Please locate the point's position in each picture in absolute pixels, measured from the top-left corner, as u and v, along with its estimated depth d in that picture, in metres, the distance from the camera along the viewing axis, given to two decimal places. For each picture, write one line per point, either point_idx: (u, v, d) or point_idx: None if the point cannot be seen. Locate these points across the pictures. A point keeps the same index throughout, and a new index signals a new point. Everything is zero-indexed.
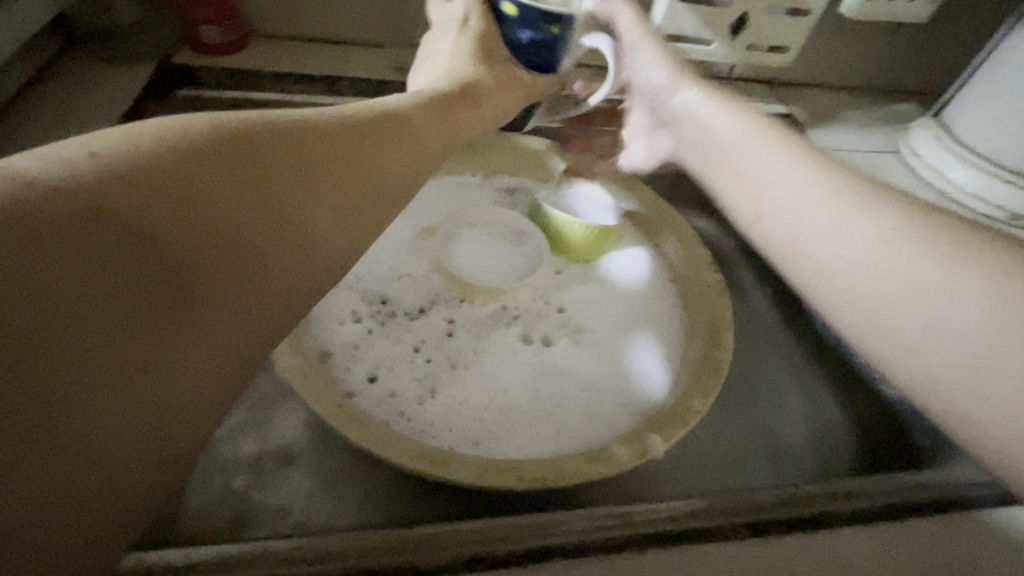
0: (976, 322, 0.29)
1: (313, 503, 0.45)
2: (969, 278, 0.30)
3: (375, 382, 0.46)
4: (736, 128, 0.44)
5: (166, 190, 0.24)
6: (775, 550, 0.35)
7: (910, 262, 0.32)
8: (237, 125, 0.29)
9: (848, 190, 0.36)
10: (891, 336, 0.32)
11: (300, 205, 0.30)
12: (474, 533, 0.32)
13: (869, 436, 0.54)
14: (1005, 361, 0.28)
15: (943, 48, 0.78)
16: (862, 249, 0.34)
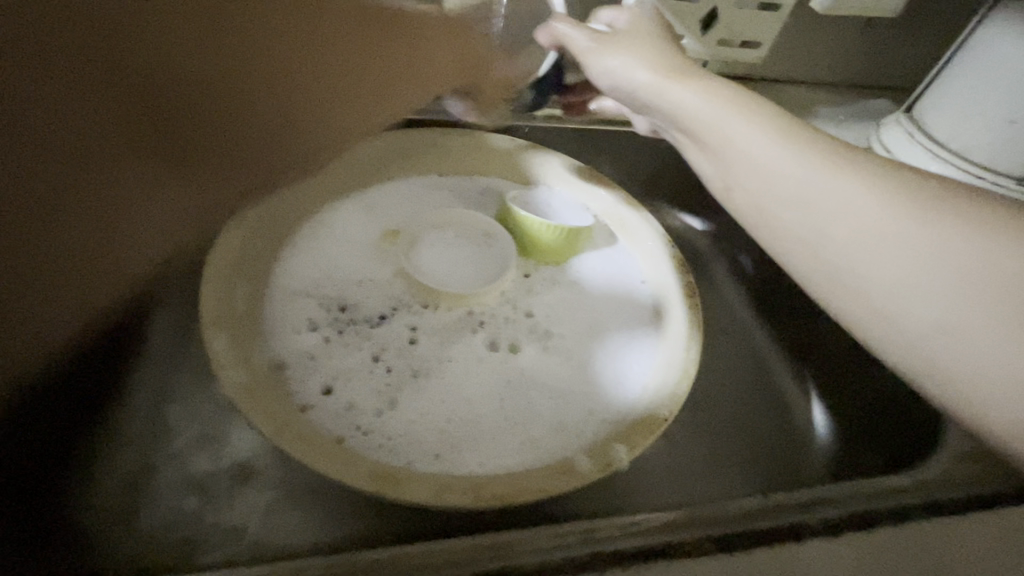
0: (979, 275, 0.33)
1: (269, 520, 0.43)
2: (960, 230, 0.34)
3: (332, 395, 0.44)
4: (705, 112, 0.41)
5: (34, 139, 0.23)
6: (741, 565, 0.33)
7: (910, 223, 0.35)
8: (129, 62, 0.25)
9: (835, 157, 0.38)
10: (903, 298, 0.35)
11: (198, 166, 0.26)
12: (424, 559, 0.31)
13: (843, 437, 0.53)
14: (1002, 307, 0.32)
15: (915, 43, 0.78)
16: (865, 213, 0.36)
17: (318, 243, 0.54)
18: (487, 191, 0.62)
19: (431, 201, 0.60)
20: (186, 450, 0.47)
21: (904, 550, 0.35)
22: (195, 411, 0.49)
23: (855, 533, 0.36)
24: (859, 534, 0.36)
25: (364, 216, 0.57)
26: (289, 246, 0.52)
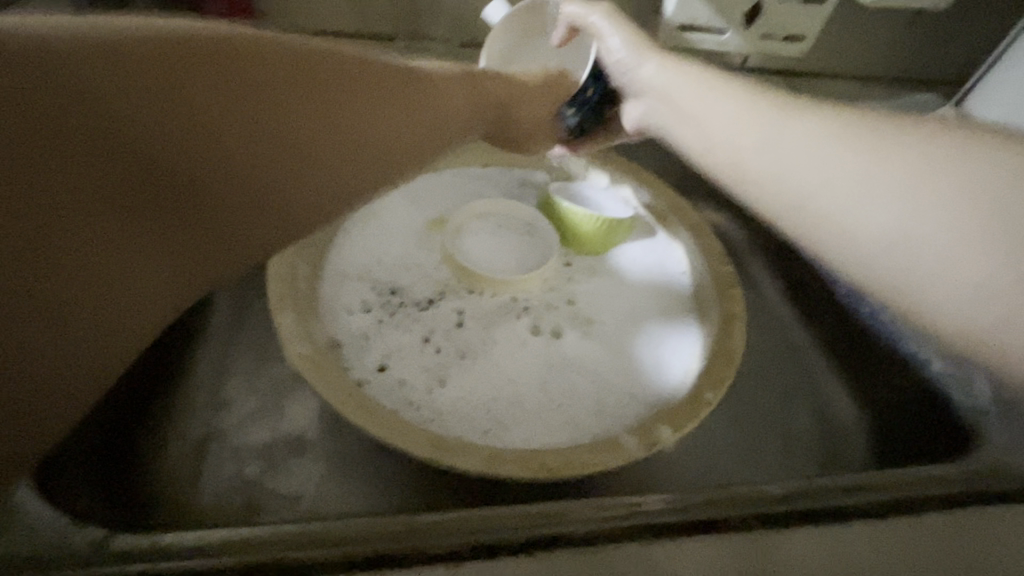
0: (952, 199, 0.30)
1: (322, 491, 0.46)
2: (888, 156, 0.32)
3: (385, 371, 0.47)
4: (676, 81, 0.46)
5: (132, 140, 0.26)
6: (783, 542, 0.34)
7: (866, 162, 0.32)
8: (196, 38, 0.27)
9: (776, 105, 0.38)
10: (878, 242, 0.31)
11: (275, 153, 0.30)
12: (478, 521, 0.33)
13: (883, 429, 0.53)
14: (969, 226, 0.29)
15: (964, 35, 0.76)
16: (796, 158, 0.35)
17: (369, 230, 0.56)
18: (528, 183, 0.64)
19: (474, 193, 0.62)
20: (245, 423, 0.49)
21: (948, 538, 0.36)
22: (251, 388, 0.52)
23: (897, 518, 0.36)
24: (900, 518, 0.36)
25: (411, 205, 0.59)
26: (342, 233, 0.55)
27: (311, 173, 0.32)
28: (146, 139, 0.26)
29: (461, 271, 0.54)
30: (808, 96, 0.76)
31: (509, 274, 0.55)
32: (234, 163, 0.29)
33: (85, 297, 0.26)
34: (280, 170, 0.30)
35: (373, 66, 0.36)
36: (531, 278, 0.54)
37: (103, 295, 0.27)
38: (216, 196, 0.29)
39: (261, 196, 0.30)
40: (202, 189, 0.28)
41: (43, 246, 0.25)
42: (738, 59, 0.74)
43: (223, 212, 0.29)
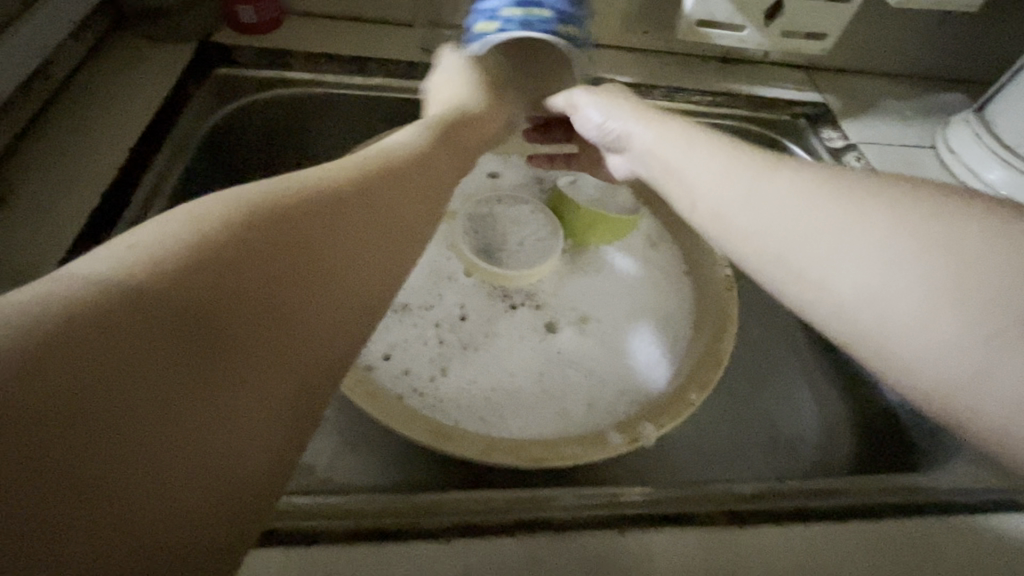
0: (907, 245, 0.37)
1: (336, 462, 0.47)
2: None
3: (391, 361, 0.50)
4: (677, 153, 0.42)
5: (203, 312, 0.22)
6: (744, 539, 0.37)
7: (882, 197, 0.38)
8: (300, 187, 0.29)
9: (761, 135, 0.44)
10: None
11: (353, 263, 0.28)
12: (470, 503, 0.36)
13: (879, 426, 0.54)
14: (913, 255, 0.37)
15: (990, 38, 0.75)
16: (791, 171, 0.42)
17: None
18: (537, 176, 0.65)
19: (482, 187, 0.63)
20: None
21: (902, 543, 0.39)
22: None
23: (856, 523, 0.39)
24: (859, 524, 0.39)
25: None
26: None
27: (351, 218, 0.29)
28: (153, 385, 0.20)
29: (467, 263, 0.57)
30: (827, 93, 0.75)
31: (513, 268, 0.57)
32: (308, 297, 0.26)
33: (261, 327, 0.24)
34: (386, 213, 0.32)
35: (393, 179, 0.34)
36: (531, 274, 0.57)
37: (172, 412, 0.20)
38: (302, 248, 0.27)
39: (288, 265, 0.26)
40: (214, 314, 0.23)
41: (130, 398, 0.19)
42: (758, 54, 0.73)
43: (325, 228, 0.28)
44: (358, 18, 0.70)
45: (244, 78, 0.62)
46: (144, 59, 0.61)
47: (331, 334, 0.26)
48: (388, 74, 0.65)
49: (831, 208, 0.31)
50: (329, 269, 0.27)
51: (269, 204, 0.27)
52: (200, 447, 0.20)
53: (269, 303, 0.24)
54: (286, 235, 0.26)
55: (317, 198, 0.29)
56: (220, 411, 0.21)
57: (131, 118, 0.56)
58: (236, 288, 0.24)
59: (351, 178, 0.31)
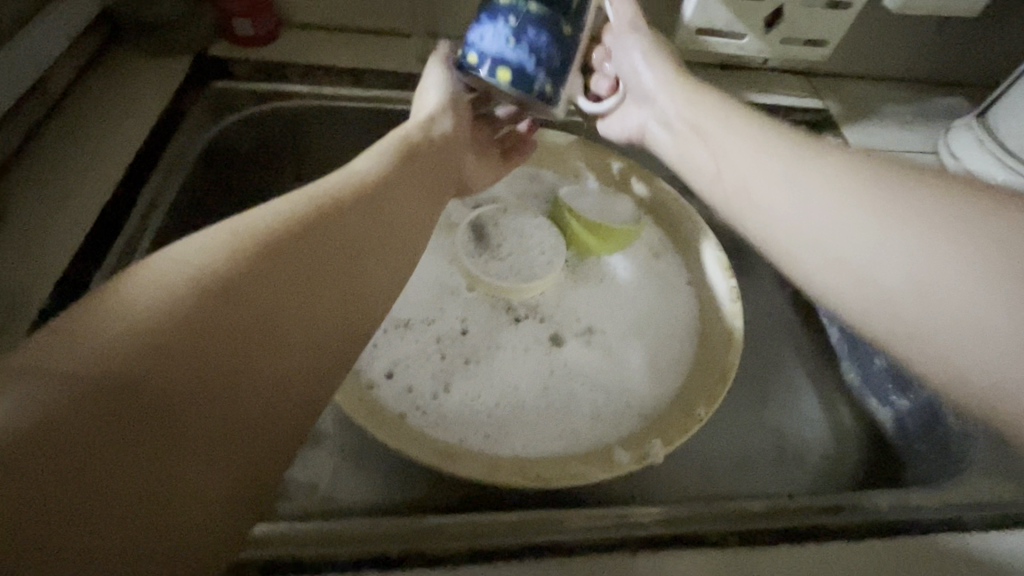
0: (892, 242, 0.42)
1: (338, 481, 0.46)
2: None
3: (393, 378, 0.49)
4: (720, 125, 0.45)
5: (150, 382, 0.24)
6: (757, 559, 0.37)
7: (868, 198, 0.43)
8: (248, 234, 0.30)
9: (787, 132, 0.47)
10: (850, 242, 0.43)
11: (303, 307, 0.29)
12: (477, 526, 0.35)
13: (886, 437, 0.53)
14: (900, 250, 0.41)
15: (990, 42, 0.75)
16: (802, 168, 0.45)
17: None
18: (538, 186, 0.64)
19: (483, 199, 0.62)
20: None
21: (916, 560, 0.38)
22: None
23: (869, 542, 0.38)
24: (872, 542, 0.38)
25: None
26: None
27: (301, 262, 0.30)
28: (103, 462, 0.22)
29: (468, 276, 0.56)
30: (828, 99, 0.74)
31: (515, 280, 0.56)
32: (258, 349, 0.27)
33: (212, 389, 0.25)
34: (339, 249, 0.32)
35: (348, 211, 0.34)
36: (533, 286, 0.56)
37: (149, 439, 0.23)
38: (269, 279, 0.29)
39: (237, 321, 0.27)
40: (162, 380, 0.24)
41: (106, 433, 0.22)
42: (758, 61, 0.73)
43: (275, 275, 0.29)
44: (354, 28, 0.70)
45: (240, 92, 0.62)
46: (138, 73, 0.61)
47: (303, 355, 0.28)
48: (386, 86, 0.65)
49: (880, 206, 0.34)
50: (279, 316, 0.28)
51: (218, 259, 0.28)
52: (153, 515, 0.22)
53: (219, 364, 0.25)
54: (234, 292, 0.27)
55: (282, 229, 0.31)
56: (175, 477, 0.23)
57: (126, 133, 0.56)
58: (185, 354, 0.25)
59: (301, 215, 0.32)
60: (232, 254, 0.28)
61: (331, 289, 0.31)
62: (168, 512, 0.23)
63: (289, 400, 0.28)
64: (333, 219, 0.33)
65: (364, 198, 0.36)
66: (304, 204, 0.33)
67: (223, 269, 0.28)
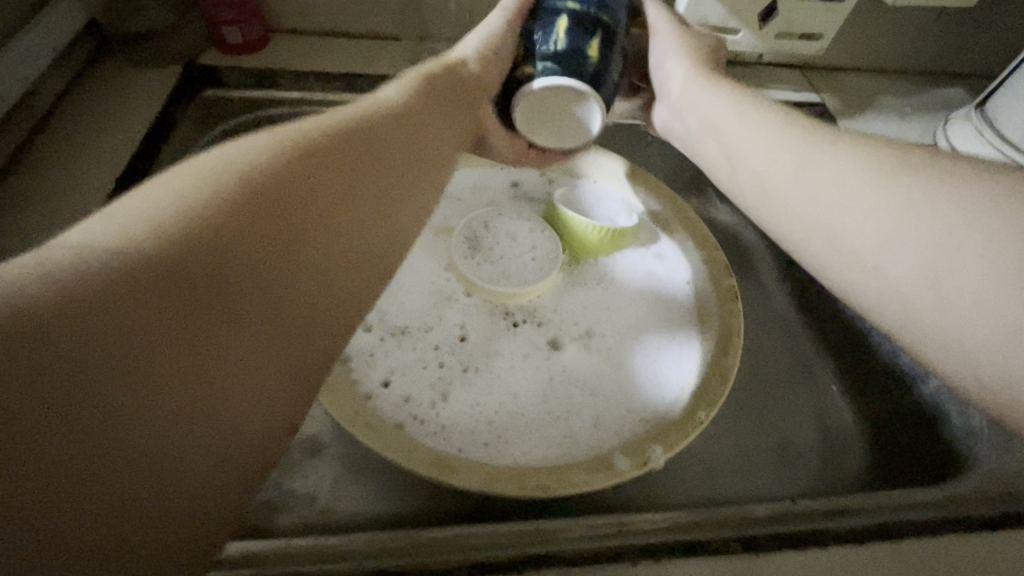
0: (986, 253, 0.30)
1: (338, 491, 0.46)
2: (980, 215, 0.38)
3: (390, 387, 0.48)
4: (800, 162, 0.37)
5: (164, 328, 0.22)
6: (763, 566, 0.36)
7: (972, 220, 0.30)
8: (254, 174, 0.28)
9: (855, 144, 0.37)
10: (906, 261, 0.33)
11: (314, 266, 0.28)
12: (477, 539, 0.35)
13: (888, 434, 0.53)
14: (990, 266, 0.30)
15: (987, 32, 0.74)
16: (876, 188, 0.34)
17: None
18: (532, 188, 0.64)
19: (478, 203, 0.62)
20: None
21: (922, 562, 0.38)
22: None
23: (874, 544, 0.38)
24: (877, 544, 0.38)
25: None
26: None
27: (312, 216, 0.29)
28: (110, 412, 0.21)
29: (465, 282, 0.56)
30: (825, 92, 0.74)
31: (512, 285, 0.56)
32: (270, 309, 0.26)
33: (230, 347, 0.24)
34: (346, 202, 0.30)
35: (357, 163, 0.32)
36: (529, 290, 0.55)
37: (145, 409, 0.21)
38: (266, 228, 0.27)
39: (253, 277, 0.25)
40: (178, 332, 0.23)
41: (112, 385, 0.21)
42: (753, 56, 0.72)
43: (285, 224, 0.27)
44: (345, 33, 0.69)
45: (230, 101, 0.62)
46: (127, 83, 0.60)
47: (303, 314, 0.27)
48: (378, 90, 0.64)
49: (938, 213, 0.31)
50: (291, 274, 0.27)
51: (229, 202, 0.26)
52: (169, 475, 0.22)
53: (231, 323, 0.24)
54: (245, 242, 0.26)
55: (273, 177, 0.28)
56: (185, 438, 0.22)
57: (117, 145, 0.55)
58: (198, 305, 0.24)
59: (307, 158, 0.30)
60: (243, 198, 0.26)
61: (341, 248, 0.29)
62: (148, 497, 0.21)
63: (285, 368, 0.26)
64: (340, 169, 0.31)
65: (372, 149, 0.34)
66: (297, 148, 0.30)
67: (235, 214, 0.26)
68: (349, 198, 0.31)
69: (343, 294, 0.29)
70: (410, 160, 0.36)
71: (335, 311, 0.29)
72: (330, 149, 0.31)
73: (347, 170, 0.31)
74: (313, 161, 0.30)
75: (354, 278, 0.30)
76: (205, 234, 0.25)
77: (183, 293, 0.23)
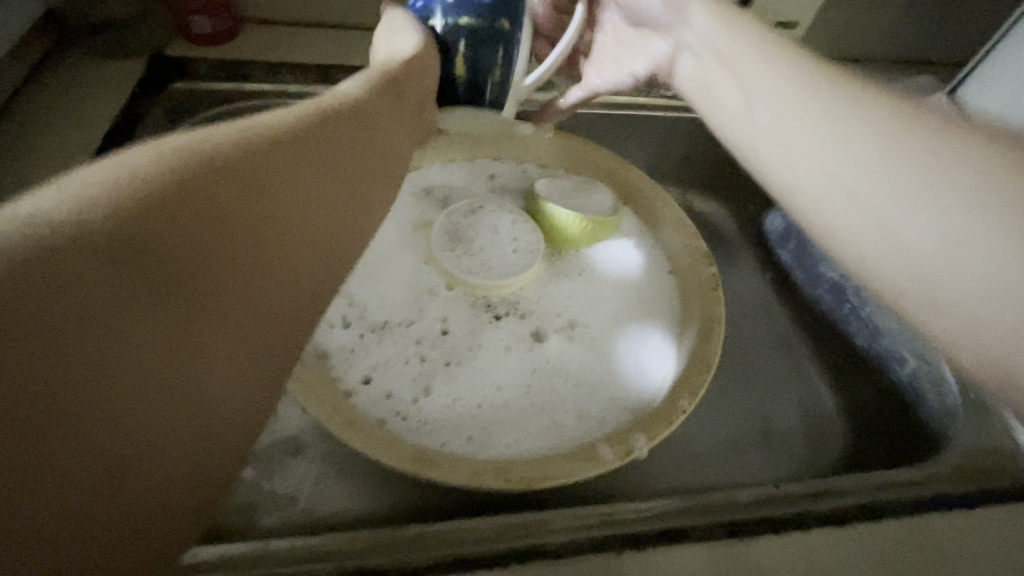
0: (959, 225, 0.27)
1: (320, 490, 0.45)
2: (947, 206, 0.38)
3: (371, 384, 0.47)
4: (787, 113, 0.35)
5: (79, 339, 0.20)
6: (747, 551, 0.36)
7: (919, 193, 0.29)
8: (186, 173, 0.25)
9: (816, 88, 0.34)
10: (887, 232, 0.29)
11: (248, 280, 0.26)
12: (459, 533, 0.35)
13: (868, 417, 0.53)
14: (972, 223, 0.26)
15: (958, 19, 0.75)
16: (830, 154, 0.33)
17: None
18: (513, 180, 0.63)
19: (458, 195, 0.61)
20: None
21: (903, 540, 0.38)
22: None
23: (855, 525, 0.38)
24: (859, 525, 0.38)
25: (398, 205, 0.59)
26: None
27: (248, 225, 0.27)
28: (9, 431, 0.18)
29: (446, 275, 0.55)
30: None
31: (494, 277, 0.55)
32: (199, 325, 0.24)
33: (153, 365, 0.22)
34: (284, 211, 0.29)
35: (298, 167, 0.30)
36: (511, 283, 0.55)
37: (57, 428, 0.19)
38: (200, 237, 0.25)
39: (181, 290, 0.23)
40: (96, 344, 0.21)
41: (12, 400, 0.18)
42: None
43: (218, 233, 0.25)
44: (318, 23, 0.67)
45: (197, 96, 0.59)
46: (90, 76, 0.58)
47: (239, 332, 0.25)
48: (353, 81, 0.63)
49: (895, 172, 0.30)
50: (224, 288, 0.25)
51: (158, 201, 0.24)
52: (71, 507, 0.19)
53: (155, 338, 0.22)
54: (174, 250, 0.24)
55: (211, 178, 0.26)
56: (93, 464, 0.20)
57: (80, 140, 0.53)
58: (120, 317, 0.21)
59: (242, 160, 0.28)
60: (172, 198, 0.24)
61: (279, 263, 0.28)
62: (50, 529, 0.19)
63: (217, 396, 0.24)
64: (280, 174, 0.29)
65: (314, 150, 0.31)
66: (234, 145, 0.28)
67: (164, 216, 0.24)
68: (290, 207, 0.29)
69: (289, 307, 0.28)
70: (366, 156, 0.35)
71: (268, 330, 0.27)
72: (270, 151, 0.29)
73: (286, 174, 0.29)
74: (250, 163, 0.28)
75: (291, 296, 0.28)
76: (128, 235, 0.22)
77: (104, 299, 0.21)
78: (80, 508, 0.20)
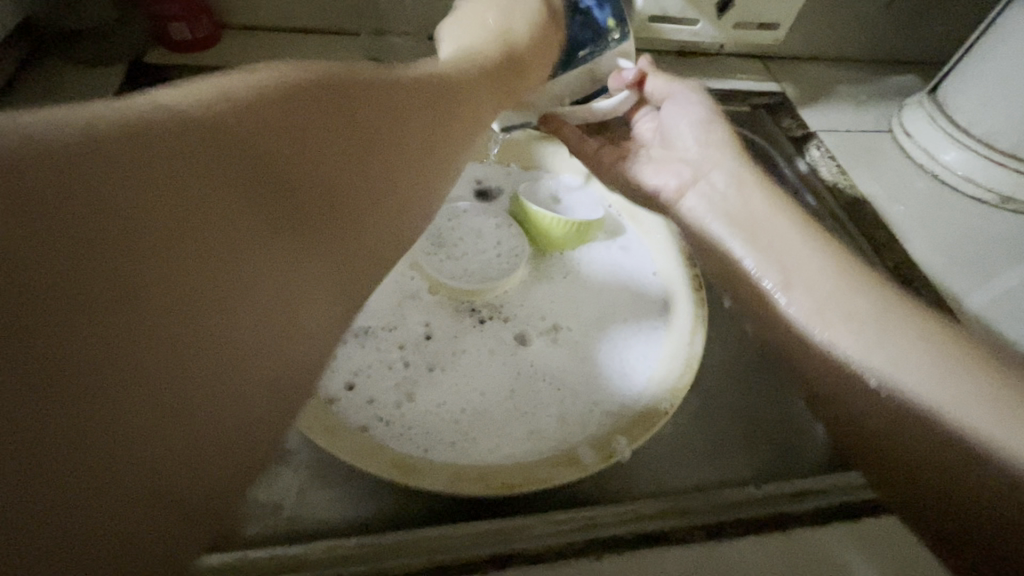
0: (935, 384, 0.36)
1: (305, 498, 0.45)
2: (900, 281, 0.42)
3: (353, 391, 0.47)
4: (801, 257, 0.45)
5: (117, 299, 0.19)
6: (728, 553, 0.36)
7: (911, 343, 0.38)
8: (264, 122, 0.24)
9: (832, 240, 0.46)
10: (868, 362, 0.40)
11: (301, 265, 0.25)
12: (439, 539, 0.34)
13: None
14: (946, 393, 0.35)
15: (936, 20, 0.76)
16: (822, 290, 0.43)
17: None
18: (496, 183, 0.63)
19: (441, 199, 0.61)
20: None
21: (883, 539, 0.39)
22: None
23: (836, 525, 0.39)
24: (839, 524, 0.39)
25: None
26: None
27: (315, 203, 0.25)
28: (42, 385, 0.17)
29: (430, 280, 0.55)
30: (785, 82, 0.75)
31: (477, 282, 0.55)
32: (249, 307, 0.22)
33: (195, 338, 0.21)
34: (359, 202, 0.28)
35: (393, 160, 0.30)
36: (494, 287, 0.55)
37: (91, 393, 0.18)
38: (258, 211, 0.23)
39: (233, 262, 0.22)
40: (142, 309, 0.19)
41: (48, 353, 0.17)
42: (714, 47, 0.72)
43: (277, 209, 0.24)
44: (300, 28, 0.67)
45: None
46: (68, 83, 0.58)
47: (280, 322, 0.24)
48: None
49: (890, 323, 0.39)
50: (277, 272, 0.24)
51: (225, 153, 0.22)
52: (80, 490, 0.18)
53: (199, 305, 0.21)
54: (230, 213, 0.22)
55: (287, 137, 0.25)
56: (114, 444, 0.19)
57: None
58: (170, 284, 0.20)
59: (337, 137, 0.27)
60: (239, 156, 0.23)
61: (338, 257, 0.27)
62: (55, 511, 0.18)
63: (251, 389, 0.23)
64: (369, 160, 0.28)
65: (411, 139, 0.31)
66: (337, 115, 0.27)
67: (226, 170, 0.22)
68: (372, 203, 0.28)
69: (330, 309, 0.26)
70: (417, 143, 0.31)
71: (310, 326, 0.25)
72: (361, 127, 0.28)
73: (377, 166, 0.29)
74: (340, 140, 0.27)
75: (340, 291, 0.27)
76: (188, 185, 0.21)
77: (156, 257, 0.20)
78: (96, 488, 0.18)
